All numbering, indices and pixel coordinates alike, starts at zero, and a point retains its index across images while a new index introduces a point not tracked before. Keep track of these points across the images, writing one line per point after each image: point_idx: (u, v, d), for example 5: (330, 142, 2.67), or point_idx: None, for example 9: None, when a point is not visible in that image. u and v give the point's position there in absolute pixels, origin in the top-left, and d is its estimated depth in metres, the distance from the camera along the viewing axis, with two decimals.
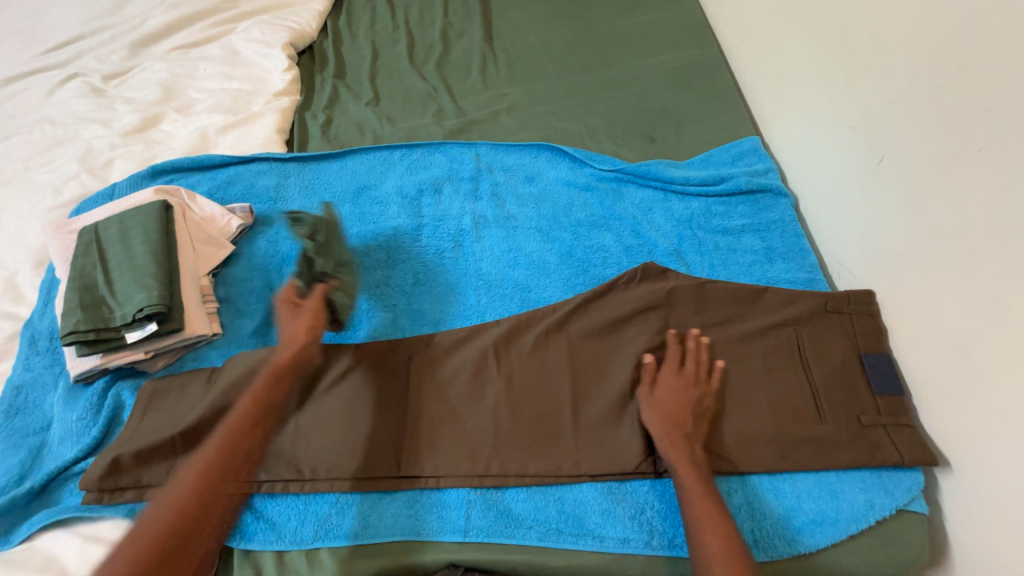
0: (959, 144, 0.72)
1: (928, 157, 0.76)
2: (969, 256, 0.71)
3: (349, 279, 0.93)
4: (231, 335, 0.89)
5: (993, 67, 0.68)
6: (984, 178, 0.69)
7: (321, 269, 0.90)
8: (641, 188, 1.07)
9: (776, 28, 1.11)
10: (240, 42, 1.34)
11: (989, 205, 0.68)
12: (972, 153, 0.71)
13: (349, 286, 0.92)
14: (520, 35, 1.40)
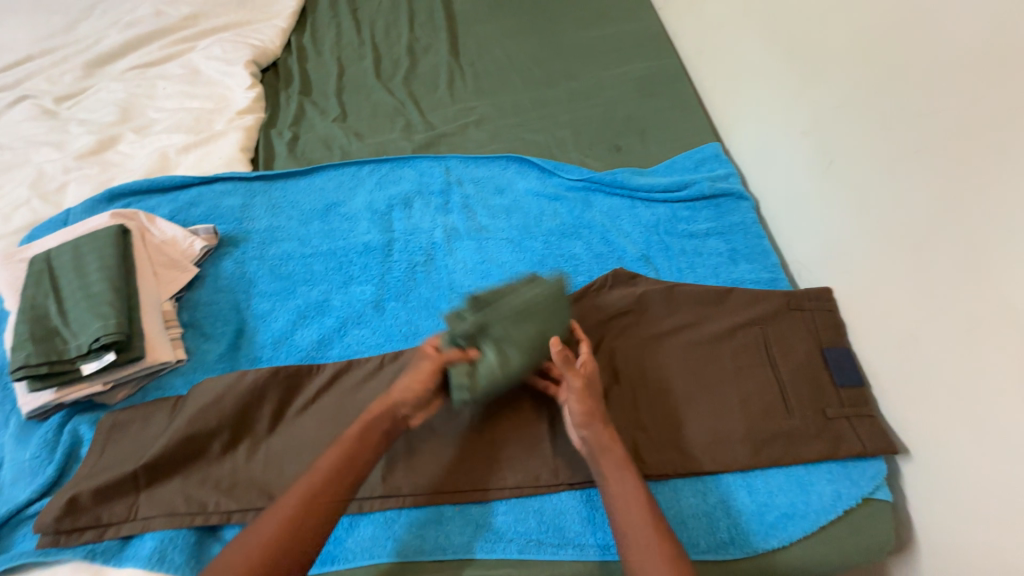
0: (899, 146, 0.77)
1: (873, 159, 0.81)
2: (914, 253, 0.75)
3: (491, 360, 0.74)
4: (197, 361, 0.86)
5: (923, 74, 0.73)
6: (923, 177, 0.74)
7: (463, 334, 0.75)
8: (609, 196, 1.09)
9: (730, 39, 1.15)
10: (201, 60, 1.31)
11: (930, 203, 0.73)
12: (910, 155, 0.75)
13: (485, 363, 0.74)
14: (485, 49, 1.42)
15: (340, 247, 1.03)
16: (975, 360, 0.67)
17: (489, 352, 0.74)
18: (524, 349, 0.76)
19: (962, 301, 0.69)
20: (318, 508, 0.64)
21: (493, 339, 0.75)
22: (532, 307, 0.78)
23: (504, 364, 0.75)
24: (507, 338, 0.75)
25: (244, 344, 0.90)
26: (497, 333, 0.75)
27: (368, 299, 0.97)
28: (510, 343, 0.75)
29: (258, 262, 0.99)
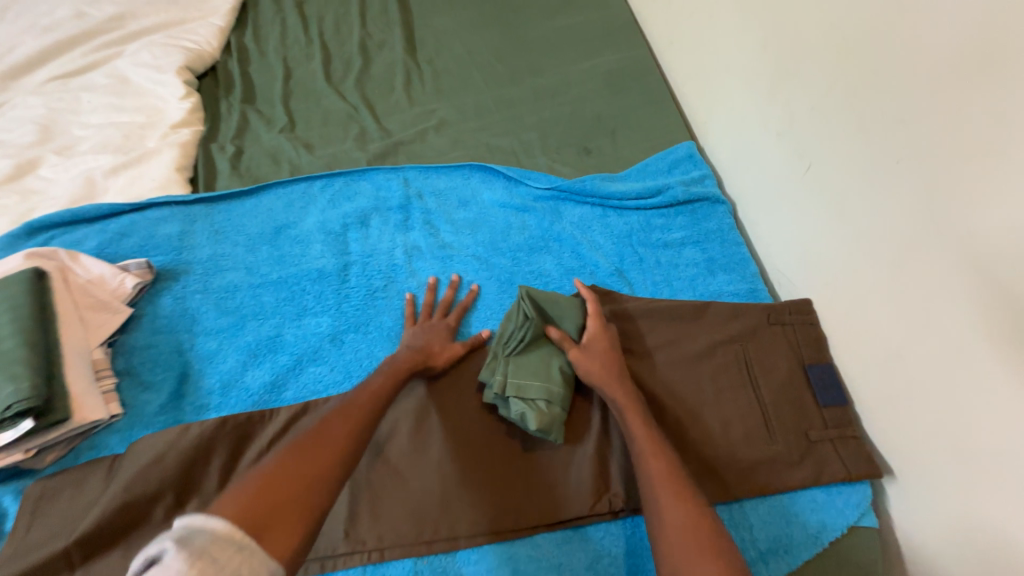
0: (880, 153, 0.72)
1: (852, 165, 0.76)
2: (894, 264, 0.71)
3: (539, 386, 0.75)
4: (135, 415, 0.78)
5: (903, 73, 0.67)
6: (906, 188, 0.69)
7: (501, 388, 0.76)
8: (579, 205, 1.03)
9: (699, 28, 1.09)
10: (129, 67, 1.19)
11: (914, 211, 0.68)
12: (891, 163, 0.70)
13: (536, 394, 0.75)
14: (444, 44, 1.32)
15: (292, 275, 0.95)
16: (962, 380, 0.63)
17: (527, 380, 0.76)
18: (550, 358, 0.79)
19: (946, 318, 0.65)
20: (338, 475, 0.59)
21: (522, 370, 0.77)
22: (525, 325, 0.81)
23: (548, 380, 0.76)
24: (532, 363, 0.78)
25: (188, 391, 0.82)
26: (519, 364, 0.78)
27: (326, 331, 0.90)
28: (540, 367, 0.78)
29: (201, 296, 0.91)
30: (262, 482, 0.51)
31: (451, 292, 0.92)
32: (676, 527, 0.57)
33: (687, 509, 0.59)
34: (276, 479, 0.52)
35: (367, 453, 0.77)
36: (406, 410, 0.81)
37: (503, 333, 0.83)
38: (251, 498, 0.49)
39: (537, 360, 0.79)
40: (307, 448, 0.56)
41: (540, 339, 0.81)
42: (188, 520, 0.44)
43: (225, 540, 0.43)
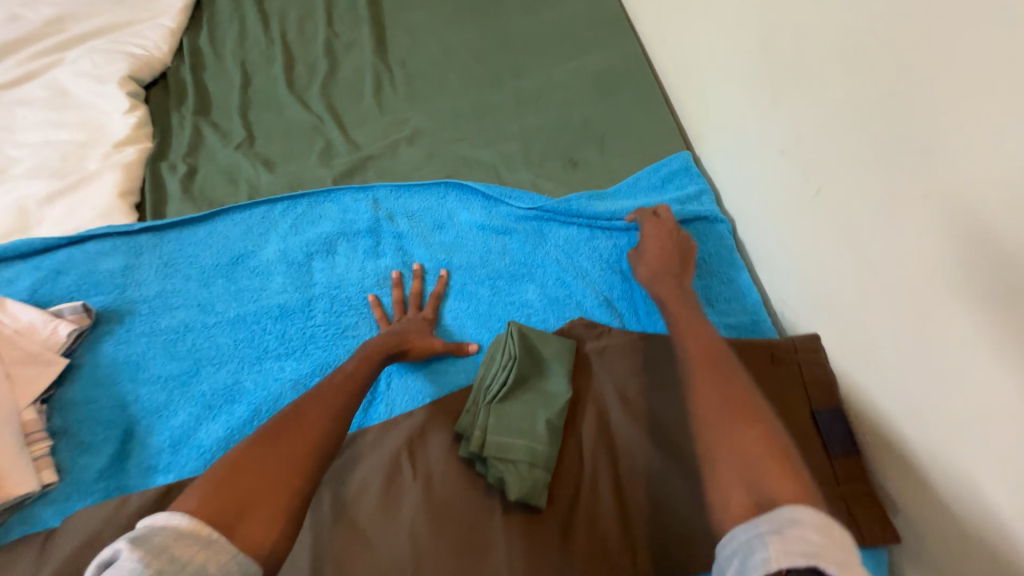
0: (904, 188, 0.64)
1: (870, 199, 0.69)
2: (918, 313, 0.64)
3: (524, 444, 0.68)
4: (73, 482, 0.70)
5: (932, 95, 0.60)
6: (932, 230, 0.62)
7: (481, 445, 0.68)
8: (564, 227, 0.96)
9: (694, 27, 0.99)
10: (67, 76, 1.07)
11: (942, 254, 0.61)
12: (915, 202, 0.63)
13: (520, 454, 0.68)
14: (418, 41, 1.20)
15: (250, 312, 0.87)
16: (994, 443, 0.57)
17: (510, 436, 0.69)
18: (537, 409, 0.72)
19: (970, 375, 0.59)
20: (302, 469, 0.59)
21: (505, 424, 0.69)
22: (511, 370, 0.74)
23: (533, 437, 0.69)
24: (517, 415, 0.71)
25: (134, 451, 0.74)
26: (503, 416, 0.70)
27: (289, 376, 0.82)
28: (525, 419, 0.71)
29: (149, 339, 0.82)
30: (227, 472, 0.56)
31: (418, 283, 0.89)
32: (714, 405, 0.60)
33: (724, 388, 0.62)
34: (236, 474, 0.56)
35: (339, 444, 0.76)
36: (374, 467, 0.73)
37: (486, 375, 0.76)
38: (215, 493, 0.54)
39: (523, 411, 0.71)
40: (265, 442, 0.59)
41: (526, 386, 0.74)
42: (149, 519, 0.50)
43: (187, 537, 0.49)
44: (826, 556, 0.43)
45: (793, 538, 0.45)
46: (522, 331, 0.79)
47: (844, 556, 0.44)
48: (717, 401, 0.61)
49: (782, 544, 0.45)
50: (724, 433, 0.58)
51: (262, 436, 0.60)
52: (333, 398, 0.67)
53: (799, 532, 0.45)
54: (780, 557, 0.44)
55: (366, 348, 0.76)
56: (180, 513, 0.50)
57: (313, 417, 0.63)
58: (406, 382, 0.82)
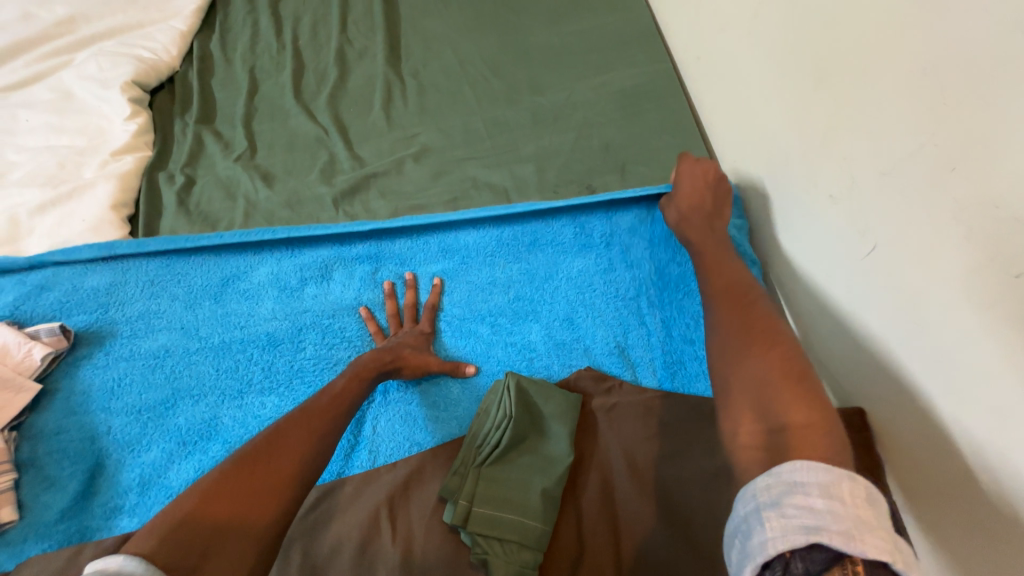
0: (992, 256, 0.51)
1: (939, 264, 0.57)
2: (998, 415, 0.52)
3: (514, 521, 0.62)
4: (32, 522, 0.67)
5: None
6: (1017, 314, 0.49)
7: (467, 518, 0.62)
8: (577, 261, 0.89)
9: (732, 46, 0.89)
10: (74, 78, 1.01)
11: None
12: (1007, 278, 0.49)
13: (509, 533, 0.61)
14: (433, 52, 1.13)
15: (234, 339, 0.81)
16: None
17: (499, 506, 0.63)
18: (533, 480, 0.66)
19: None
20: (282, 494, 0.52)
21: (495, 491, 0.64)
22: (505, 432, 0.68)
23: (524, 510, 0.63)
24: (508, 485, 0.65)
25: (100, 489, 0.70)
26: (493, 481, 0.65)
27: (270, 414, 0.76)
28: (517, 491, 0.65)
29: (127, 364, 0.78)
30: (198, 500, 0.49)
31: (412, 294, 0.85)
32: (730, 333, 0.58)
33: (742, 313, 0.60)
34: (204, 505, 0.48)
35: (313, 492, 0.70)
36: (350, 524, 0.67)
37: (478, 434, 0.70)
38: (181, 525, 0.46)
39: (515, 481, 0.65)
40: (242, 466, 0.52)
41: (520, 448, 0.69)
42: (100, 563, 0.41)
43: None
44: (828, 525, 0.39)
45: (791, 510, 0.41)
46: (518, 385, 0.73)
47: (853, 520, 0.39)
48: (736, 327, 0.58)
49: (781, 521, 0.40)
50: (739, 358, 0.54)
51: (240, 459, 0.53)
52: (310, 439, 0.57)
53: (802, 501, 0.41)
54: (779, 539, 0.40)
55: (356, 365, 0.70)
56: (137, 555, 0.42)
57: (299, 443, 0.56)
58: (393, 427, 0.75)
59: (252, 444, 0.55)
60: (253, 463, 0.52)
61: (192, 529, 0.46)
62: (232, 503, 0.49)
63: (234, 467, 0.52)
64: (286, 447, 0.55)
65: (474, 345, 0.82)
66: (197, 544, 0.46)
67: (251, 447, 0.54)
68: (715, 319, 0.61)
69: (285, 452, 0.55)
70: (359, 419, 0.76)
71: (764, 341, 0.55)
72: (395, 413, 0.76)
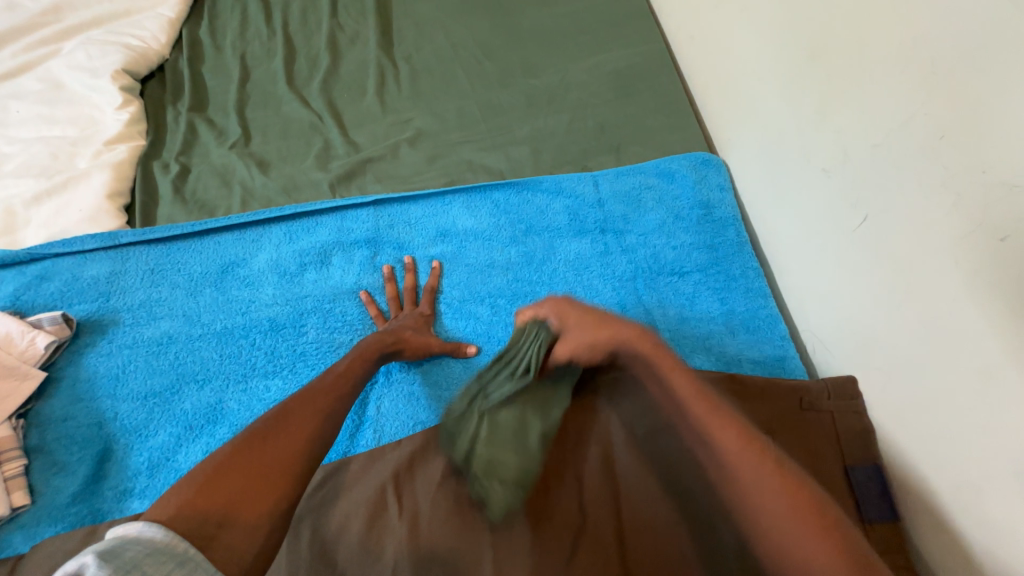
0: (977, 223, 0.53)
1: (928, 233, 0.58)
2: (986, 375, 0.53)
3: (514, 466, 0.63)
4: (45, 506, 0.68)
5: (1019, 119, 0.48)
6: (1003, 277, 0.51)
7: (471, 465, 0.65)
8: (576, 241, 0.90)
9: (726, 23, 0.89)
10: (62, 68, 0.99)
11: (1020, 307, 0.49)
12: (993, 243, 0.51)
13: (507, 474, 0.63)
14: (425, 35, 1.12)
15: (236, 325, 0.82)
16: None
17: (504, 451, 0.64)
18: (537, 426, 0.66)
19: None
20: (292, 468, 0.53)
21: (498, 436, 0.65)
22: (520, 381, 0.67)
23: (526, 454, 0.64)
24: (514, 431, 0.65)
25: (109, 473, 0.71)
26: (498, 427, 0.65)
27: (275, 397, 0.77)
28: (521, 438, 0.65)
29: (130, 351, 0.79)
30: (212, 473, 0.50)
31: (410, 277, 0.86)
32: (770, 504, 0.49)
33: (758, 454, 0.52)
34: (219, 478, 0.50)
35: (320, 470, 0.71)
36: (358, 500, 0.68)
37: (486, 380, 0.69)
38: (195, 498, 0.48)
39: (519, 426, 0.65)
40: (252, 443, 0.53)
41: (527, 394, 0.67)
42: (119, 529, 0.43)
43: (162, 552, 0.42)
44: None
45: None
46: (544, 338, 0.67)
47: None
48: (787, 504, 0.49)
49: None
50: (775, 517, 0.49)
51: (250, 437, 0.53)
52: (316, 416, 0.58)
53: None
54: None
55: (359, 347, 0.71)
56: (156, 525, 0.44)
57: (307, 421, 0.57)
58: (397, 406, 0.77)
59: (261, 421, 0.56)
60: (264, 439, 0.54)
61: (207, 501, 0.48)
62: (245, 478, 0.50)
63: (244, 443, 0.53)
64: (295, 424, 0.56)
65: (475, 327, 0.83)
66: (213, 515, 0.47)
67: (260, 424, 0.55)
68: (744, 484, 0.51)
69: (294, 429, 0.56)
70: (364, 399, 0.77)
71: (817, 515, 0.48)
72: (398, 393, 0.77)
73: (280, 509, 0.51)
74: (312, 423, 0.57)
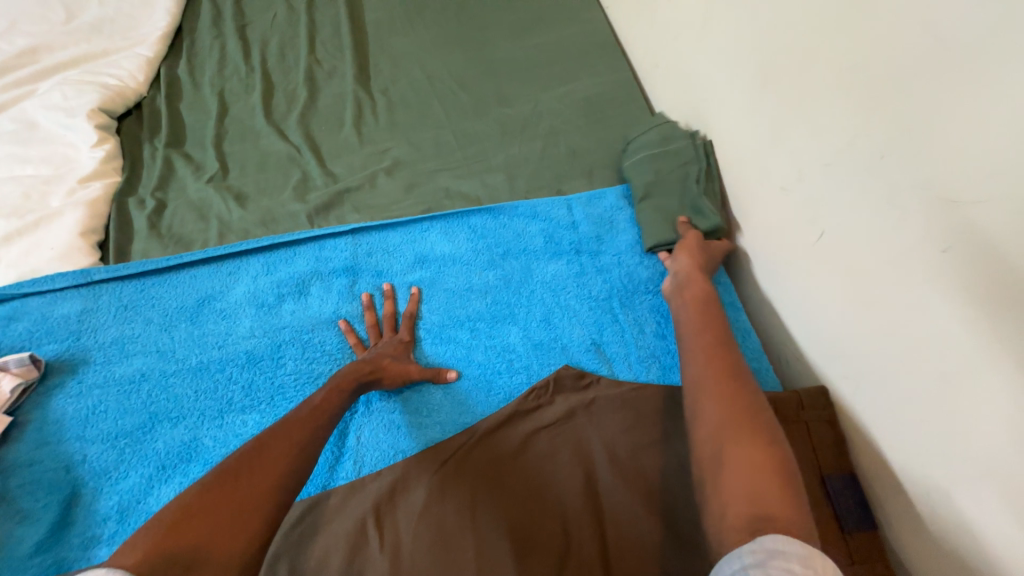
0: (917, 237, 0.56)
1: (877, 247, 0.61)
2: (945, 380, 0.55)
3: (650, 137, 0.95)
4: (4, 558, 0.65)
5: (950, 140, 0.52)
6: (949, 283, 0.53)
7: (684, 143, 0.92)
8: (552, 263, 0.91)
9: (686, 53, 0.94)
10: (36, 108, 1.00)
11: (967, 313, 0.52)
12: (934, 253, 0.55)
13: (667, 139, 0.94)
14: (401, 68, 1.16)
15: (212, 359, 0.81)
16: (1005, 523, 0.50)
17: (673, 150, 0.92)
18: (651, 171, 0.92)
19: (988, 448, 0.51)
20: (267, 501, 0.52)
21: (663, 160, 0.92)
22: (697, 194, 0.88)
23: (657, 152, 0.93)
24: (660, 165, 0.92)
25: (76, 520, 0.68)
26: (669, 162, 0.92)
27: (252, 431, 0.76)
28: (663, 157, 0.92)
29: (101, 390, 0.77)
30: (179, 515, 0.48)
31: (390, 304, 0.86)
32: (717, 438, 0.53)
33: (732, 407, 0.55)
34: (190, 516, 0.48)
35: (297, 506, 0.69)
36: (337, 534, 0.67)
37: (702, 172, 0.89)
38: (164, 538, 0.46)
39: (668, 164, 0.92)
40: (225, 480, 0.52)
41: (667, 187, 0.91)
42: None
43: None
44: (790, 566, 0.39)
45: (775, 571, 0.39)
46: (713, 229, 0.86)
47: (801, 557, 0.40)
48: (731, 482, 0.48)
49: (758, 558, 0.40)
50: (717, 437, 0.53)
51: (223, 473, 0.53)
52: (294, 449, 0.58)
53: (781, 563, 0.40)
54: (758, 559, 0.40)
55: (336, 377, 0.70)
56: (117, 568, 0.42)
57: (284, 453, 0.57)
58: (377, 435, 0.76)
59: (235, 455, 0.55)
60: (239, 474, 0.53)
61: (176, 543, 0.46)
62: (216, 516, 0.49)
63: (217, 480, 0.52)
64: (272, 457, 0.56)
65: (455, 352, 0.83)
66: (182, 556, 0.46)
67: (234, 459, 0.55)
68: (725, 460, 0.50)
69: (269, 462, 0.55)
70: (343, 429, 0.76)
71: (782, 512, 0.45)
72: (378, 422, 0.76)
73: (253, 548, 0.49)
74: (288, 455, 0.57)
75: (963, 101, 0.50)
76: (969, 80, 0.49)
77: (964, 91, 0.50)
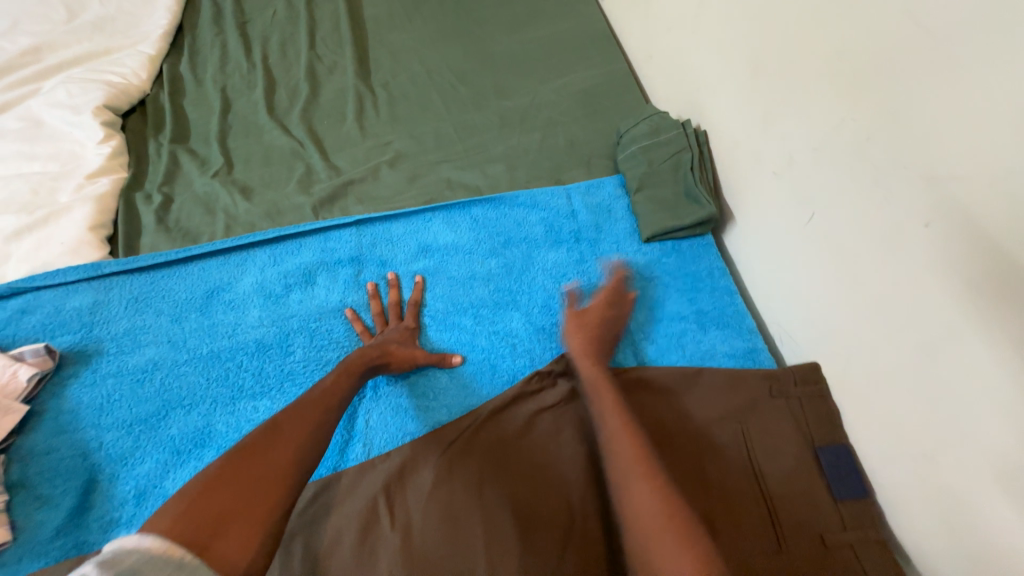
0: (903, 214, 0.59)
1: (865, 226, 0.63)
2: (932, 350, 0.58)
3: (643, 127, 0.97)
4: (27, 541, 0.67)
5: (932, 120, 0.54)
6: (935, 257, 0.56)
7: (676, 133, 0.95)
8: (552, 250, 0.94)
9: (679, 44, 0.96)
10: (42, 106, 1.01)
11: (951, 285, 0.54)
12: (917, 229, 0.57)
13: (659, 129, 0.96)
14: (401, 63, 1.18)
15: (223, 348, 0.83)
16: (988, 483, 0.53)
17: (666, 140, 0.95)
18: (645, 161, 0.95)
19: (970, 413, 0.54)
20: (284, 476, 0.55)
21: (656, 149, 0.95)
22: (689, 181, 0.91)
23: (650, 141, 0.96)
24: (652, 154, 0.95)
25: (94, 504, 0.70)
26: (663, 152, 0.94)
27: (263, 416, 0.78)
28: (656, 147, 0.95)
29: (115, 379, 0.79)
30: (200, 489, 0.50)
31: (395, 292, 0.88)
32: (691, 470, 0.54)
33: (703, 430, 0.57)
34: (212, 488, 0.51)
35: (311, 487, 0.71)
36: (350, 512, 0.69)
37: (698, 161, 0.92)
38: (187, 510, 0.48)
39: (662, 152, 0.94)
40: (243, 455, 0.54)
41: (660, 176, 0.93)
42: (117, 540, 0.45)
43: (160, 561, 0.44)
44: None
45: None
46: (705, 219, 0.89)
47: None
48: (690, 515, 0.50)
49: None
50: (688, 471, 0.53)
51: (241, 450, 0.55)
52: (307, 428, 0.60)
53: None
54: None
55: (345, 361, 0.72)
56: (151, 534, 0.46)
57: (299, 432, 0.59)
58: (385, 418, 0.78)
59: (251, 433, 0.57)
60: (256, 450, 0.55)
61: (200, 512, 0.49)
62: (236, 489, 0.51)
63: (236, 455, 0.54)
64: (287, 435, 0.58)
65: (460, 338, 0.85)
66: (206, 526, 0.48)
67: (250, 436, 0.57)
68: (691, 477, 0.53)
69: (284, 440, 0.57)
70: (352, 413, 0.78)
71: None
72: (386, 405, 0.79)
73: (272, 519, 0.52)
74: (302, 434, 0.59)
75: (944, 83, 0.53)
76: (951, 63, 0.52)
77: (943, 74, 0.52)
